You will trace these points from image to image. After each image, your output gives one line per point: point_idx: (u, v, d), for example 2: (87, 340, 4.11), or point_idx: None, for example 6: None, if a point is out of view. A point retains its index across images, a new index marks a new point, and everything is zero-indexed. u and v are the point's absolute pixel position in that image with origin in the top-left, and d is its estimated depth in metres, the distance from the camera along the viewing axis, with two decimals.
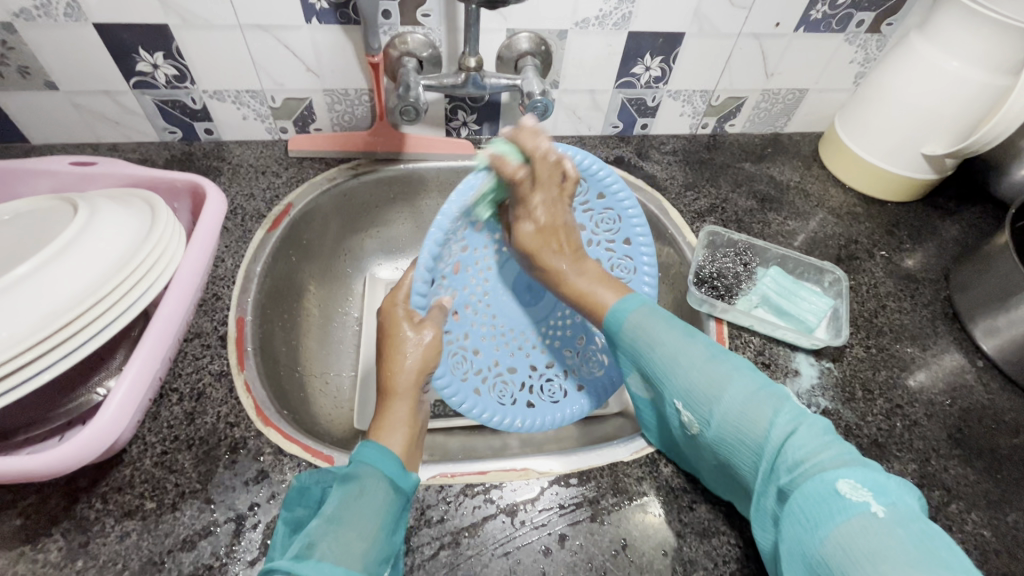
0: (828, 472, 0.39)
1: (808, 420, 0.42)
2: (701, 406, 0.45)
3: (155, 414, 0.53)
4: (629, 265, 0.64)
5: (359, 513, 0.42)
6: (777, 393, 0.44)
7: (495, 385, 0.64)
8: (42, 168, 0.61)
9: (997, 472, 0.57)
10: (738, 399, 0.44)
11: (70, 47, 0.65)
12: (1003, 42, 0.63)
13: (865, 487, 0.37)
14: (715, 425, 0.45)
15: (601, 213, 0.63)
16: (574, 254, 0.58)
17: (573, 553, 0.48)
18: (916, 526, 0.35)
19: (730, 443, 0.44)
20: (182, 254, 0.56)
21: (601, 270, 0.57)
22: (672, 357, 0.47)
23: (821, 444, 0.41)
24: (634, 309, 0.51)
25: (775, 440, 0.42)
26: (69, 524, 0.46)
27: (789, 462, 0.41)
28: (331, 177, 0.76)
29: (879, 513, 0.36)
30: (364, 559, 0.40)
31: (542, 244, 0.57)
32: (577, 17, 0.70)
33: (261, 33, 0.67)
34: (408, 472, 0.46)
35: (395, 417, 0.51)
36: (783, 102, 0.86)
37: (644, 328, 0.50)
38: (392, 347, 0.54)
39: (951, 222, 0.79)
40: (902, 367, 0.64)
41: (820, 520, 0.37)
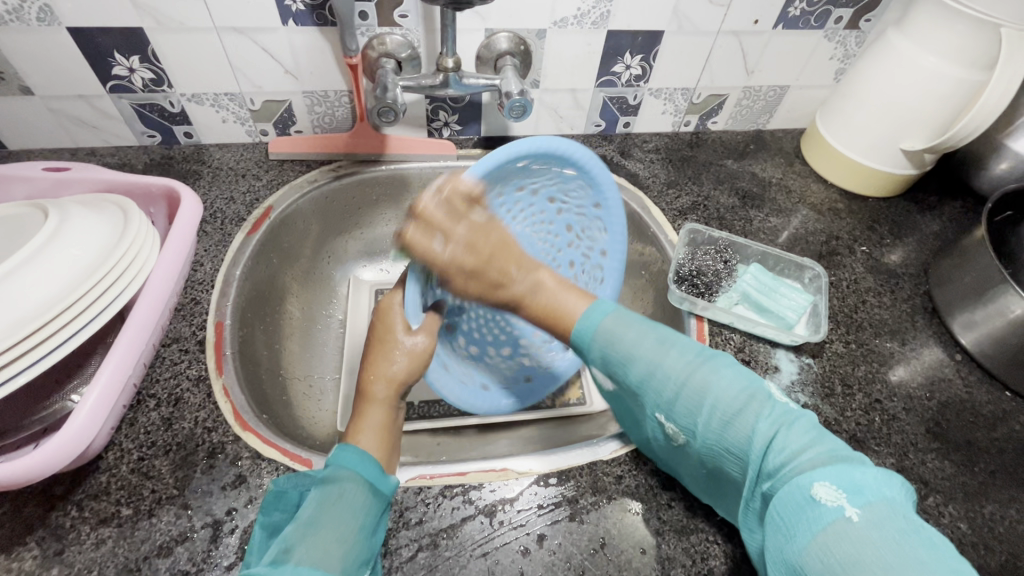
0: (806, 475, 0.38)
1: (789, 421, 0.42)
2: (684, 418, 0.45)
3: (132, 420, 0.53)
4: (599, 271, 0.66)
5: (335, 519, 0.42)
6: (756, 396, 0.43)
7: (461, 368, 0.65)
8: (17, 174, 0.61)
9: (975, 465, 0.58)
10: (719, 405, 0.44)
11: (44, 52, 0.65)
12: (978, 38, 0.63)
13: (841, 489, 0.37)
14: (699, 436, 0.44)
15: (591, 221, 0.64)
16: (523, 267, 0.54)
17: (552, 553, 0.48)
18: (892, 526, 0.35)
19: (714, 450, 0.44)
20: (156, 258, 0.56)
21: (558, 278, 0.54)
22: (649, 369, 0.46)
23: (802, 445, 0.41)
24: (605, 314, 0.49)
25: (758, 446, 0.42)
26: (44, 532, 0.46)
27: (772, 466, 0.41)
28: (312, 180, 0.76)
29: (854, 518, 0.36)
30: (341, 563, 0.40)
31: (482, 265, 0.54)
32: (556, 16, 0.70)
33: (238, 36, 0.66)
34: (387, 475, 0.46)
35: (370, 421, 0.51)
36: (765, 99, 0.86)
37: (617, 336, 0.48)
38: (380, 353, 0.54)
39: (931, 217, 0.80)
40: (881, 361, 0.65)
41: (799, 529, 0.37)
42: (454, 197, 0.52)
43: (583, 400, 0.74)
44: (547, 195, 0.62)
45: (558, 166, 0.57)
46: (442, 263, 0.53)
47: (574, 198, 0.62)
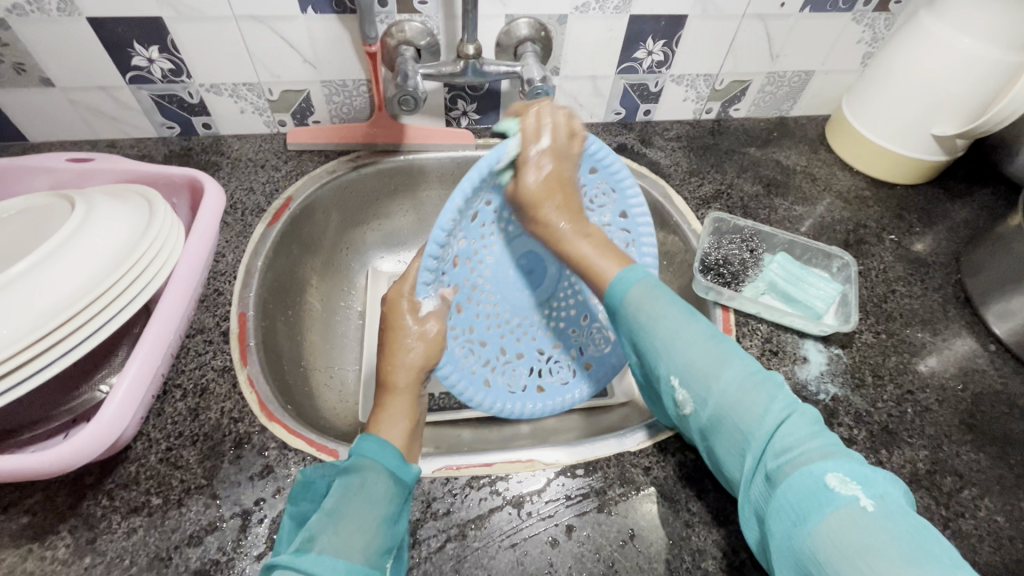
0: (816, 464, 0.38)
1: (800, 409, 0.42)
2: (696, 387, 0.44)
3: (159, 410, 0.53)
4: (608, 189, 0.58)
5: (362, 507, 0.42)
6: (770, 380, 0.43)
7: (507, 373, 0.63)
8: (39, 165, 0.61)
9: (1011, 457, 0.56)
10: (732, 382, 0.43)
11: (64, 43, 0.64)
12: (1014, 19, 0.61)
13: (853, 480, 0.37)
14: (710, 408, 0.43)
15: (595, 188, 0.59)
16: (576, 214, 0.54)
17: (581, 544, 0.48)
18: (904, 520, 0.35)
19: (720, 425, 0.43)
20: (182, 248, 0.56)
21: (606, 237, 0.54)
22: (670, 336, 0.45)
23: (809, 433, 0.41)
24: (637, 280, 0.49)
25: (767, 426, 0.41)
26: (76, 520, 0.46)
27: (779, 447, 0.41)
28: (331, 170, 0.75)
29: (868, 508, 0.36)
30: (368, 553, 0.40)
31: (547, 194, 0.52)
32: (577, 1, 0.69)
33: (257, 25, 0.66)
34: (408, 464, 0.46)
35: (394, 412, 0.52)
36: (790, 84, 0.84)
37: (643, 305, 0.47)
38: (396, 342, 0.54)
39: (962, 204, 0.78)
40: (912, 352, 0.63)
41: (808, 512, 0.37)
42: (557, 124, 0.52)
43: (604, 391, 0.73)
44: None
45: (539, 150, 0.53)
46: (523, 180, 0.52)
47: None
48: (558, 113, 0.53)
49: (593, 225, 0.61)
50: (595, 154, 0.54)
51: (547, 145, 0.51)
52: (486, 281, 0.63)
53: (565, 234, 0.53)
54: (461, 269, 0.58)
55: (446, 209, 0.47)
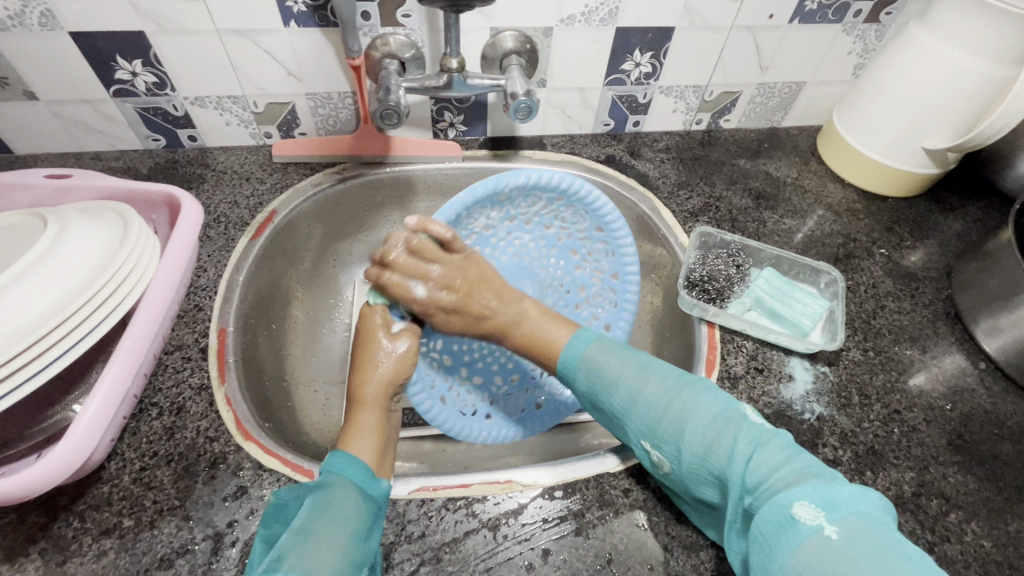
0: (783, 493, 0.39)
1: (766, 440, 0.43)
2: (666, 444, 0.45)
3: (134, 429, 0.52)
4: (606, 249, 0.64)
5: (329, 522, 0.42)
6: (733, 419, 0.44)
7: (461, 394, 0.63)
8: (18, 181, 0.60)
9: (999, 479, 0.55)
10: (698, 430, 0.44)
11: (46, 57, 0.64)
12: (1004, 32, 0.60)
13: (818, 505, 0.38)
14: (683, 460, 0.44)
15: (596, 245, 0.64)
16: (501, 296, 0.55)
17: (557, 569, 0.47)
18: (869, 540, 0.36)
19: (697, 475, 0.44)
20: (156, 267, 0.55)
21: (541, 307, 0.55)
22: (631, 397, 0.47)
23: (778, 462, 0.41)
24: (584, 348, 0.51)
25: (737, 467, 0.42)
26: (47, 542, 0.46)
27: (750, 483, 0.41)
28: (316, 182, 0.75)
29: (832, 534, 0.36)
30: (337, 567, 0.40)
31: (463, 300, 0.54)
32: (562, 13, 0.68)
33: (240, 38, 0.65)
34: (378, 479, 0.46)
35: (362, 427, 0.51)
36: (780, 95, 0.83)
37: (603, 366, 0.50)
38: (368, 355, 0.54)
39: (954, 217, 0.77)
40: (901, 370, 0.63)
41: (779, 544, 0.37)
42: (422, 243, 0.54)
43: None
44: (544, 223, 0.63)
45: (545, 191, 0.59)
46: (418, 305, 0.54)
47: (575, 225, 0.63)
48: (403, 258, 0.55)
49: (586, 275, 0.66)
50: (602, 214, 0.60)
51: (423, 293, 0.54)
52: None
53: (509, 321, 0.55)
54: None
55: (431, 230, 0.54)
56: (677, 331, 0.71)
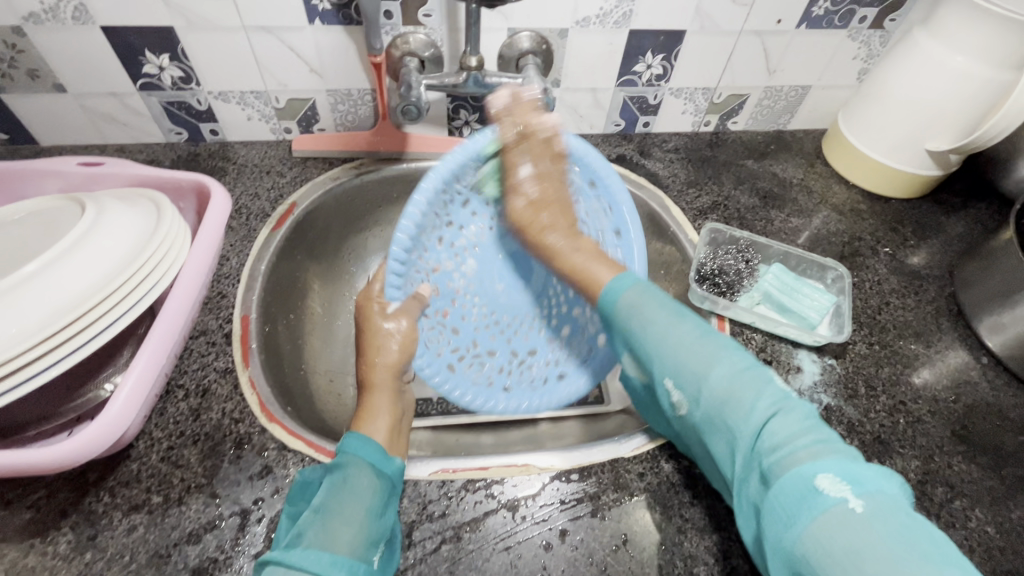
0: (807, 464, 0.38)
1: (789, 406, 0.42)
2: (690, 385, 0.44)
3: (161, 410, 0.54)
4: (603, 204, 0.65)
5: (346, 500, 0.43)
6: (760, 376, 0.44)
7: (474, 364, 0.65)
8: (51, 169, 0.62)
9: (1002, 469, 0.57)
10: (724, 378, 0.43)
11: (78, 49, 0.66)
12: (1005, 38, 0.62)
13: (843, 479, 0.37)
14: (701, 403, 0.44)
15: (591, 204, 0.66)
16: (569, 228, 0.61)
17: (574, 548, 0.49)
18: (895, 521, 0.35)
19: (714, 422, 0.43)
20: (187, 253, 0.57)
21: (594, 248, 0.58)
22: (662, 335, 0.46)
23: (800, 429, 0.41)
24: (628, 287, 0.51)
25: (757, 423, 0.41)
26: (77, 517, 0.47)
27: (769, 446, 0.40)
28: (335, 176, 0.77)
29: (857, 508, 0.36)
30: (353, 544, 0.41)
31: (544, 203, 0.61)
32: (578, 15, 0.70)
33: (265, 35, 0.67)
34: (391, 457, 0.47)
35: (375, 408, 0.53)
36: (786, 99, 0.86)
37: (637, 307, 0.49)
38: (370, 338, 0.57)
39: (956, 218, 0.79)
40: (906, 363, 0.64)
41: (798, 513, 0.37)
42: (532, 138, 0.60)
43: (601, 398, 0.74)
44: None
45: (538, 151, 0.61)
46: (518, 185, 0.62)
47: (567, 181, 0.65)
48: (539, 138, 0.60)
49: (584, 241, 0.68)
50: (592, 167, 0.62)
51: (527, 173, 0.61)
52: (469, 281, 0.69)
53: (560, 248, 0.59)
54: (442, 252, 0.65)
55: (412, 204, 0.56)
56: None
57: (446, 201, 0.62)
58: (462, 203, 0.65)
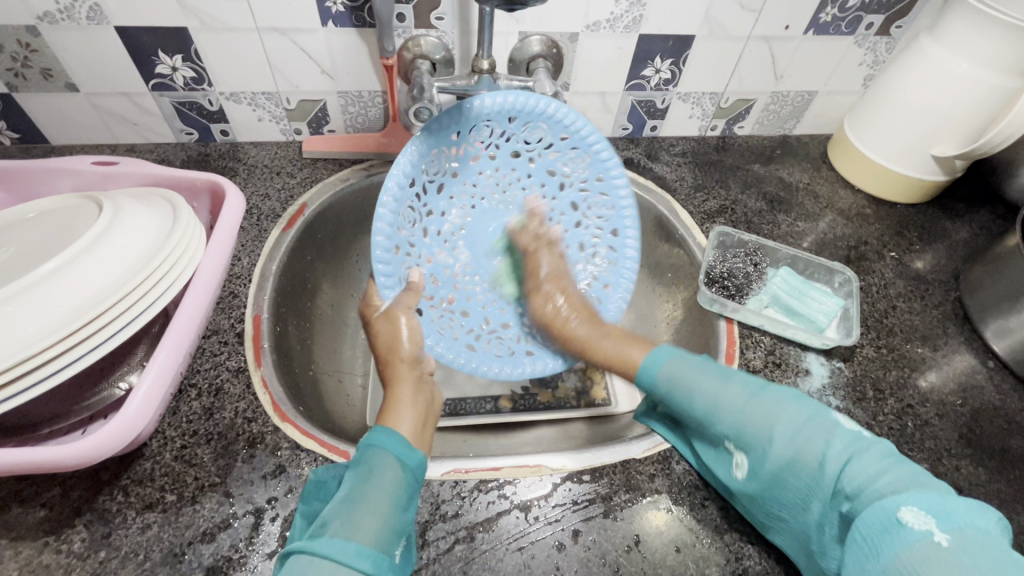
0: (890, 498, 0.38)
1: (863, 446, 0.43)
2: (754, 448, 0.46)
3: (175, 409, 0.54)
4: (579, 153, 0.64)
5: (373, 492, 0.42)
6: (825, 423, 0.45)
7: (493, 341, 0.67)
8: (64, 168, 0.62)
9: (1009, 472, 0.57)
10: (788, 432, 0.45)
11: (91, 49, 0.66)
12: (1011, 45, 0.63)
13: (929, 512, 0.36)
14: (766, 466, 0.45)
15: (568, 153, 0.65)
16: (592, 318, 0.61)
17: (587, 549, 0.49)
18: (984, 554, 0.34)
19: (785, 478, 0.45)
20: (204, 252, 0.57)
21: (620, 329, 0.58)
22: (713, 403, 0.48)
23: (880, 468, 0.41)
24: (663, 361, 0.52)
25: (832, 473, 0.42)
26: (92, 515, 0.47)
27: (850, 489, 0.41)
28: (344, 177, 0.77)
29: (943, 542, 0.35)
30: (377, 538, 0.41)
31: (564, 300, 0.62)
32: (589, 19, 0.71)
33: (279, 37, 0.68)
34: (415, 450, 0.46)
35: (400, 400, 0.51)
36: (793, 104, 0.86)
37: (679, 376, 0.50)
38: (383, 335, 0.57)
39: (961, 224, 0.80)
40: (913, 367, 0.65)
41: (880, 545, 0.37)
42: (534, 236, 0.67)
43: (608, 400, 0.75)
44: (508, 149, 0.65)
45: (492, 119, 0.60)
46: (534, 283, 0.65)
47: (541, 140, 0.64)
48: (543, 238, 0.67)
49: (572, 194, 0.68)
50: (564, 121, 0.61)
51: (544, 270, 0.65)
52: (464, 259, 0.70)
53: (588, 337, 0.59)
54: (431, 241, 0.67)
55: (383, 204, 0.57)
56: (696, 328, 0.73)
57: (417, 193, 0.62)
58: (436, 188, 0.66)
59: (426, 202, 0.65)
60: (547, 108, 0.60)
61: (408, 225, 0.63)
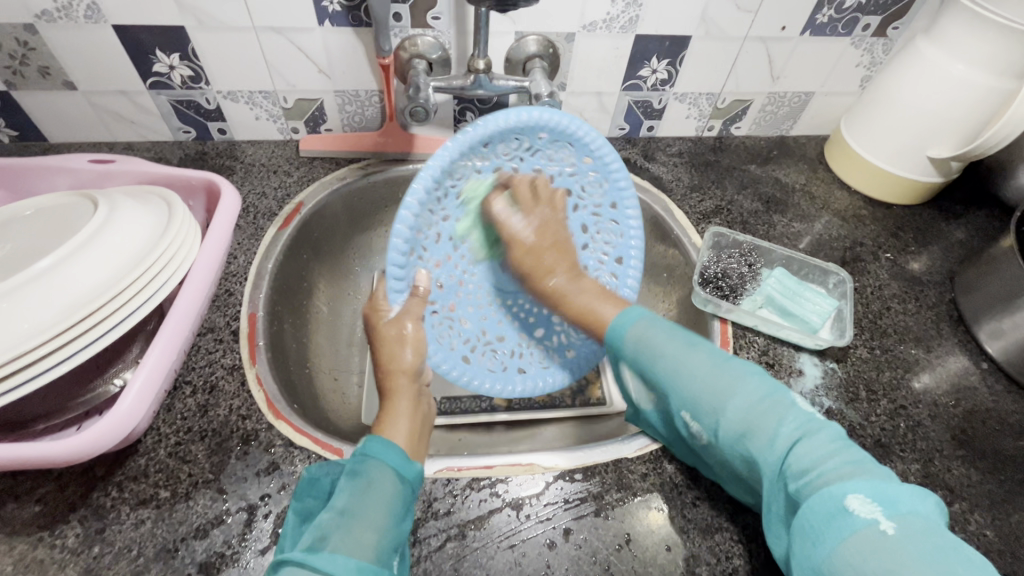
0: (836, 485, 0.38)
1: (814, 429, 0.43)
2: (707, 418, 0.46)
3: (169, 406, 0.54)
4: (600, 179, 0.60)
5: (372, 504, 0.43)
6: (781, 401, 0.44)
7: (487, 354, 0.66)
8: (62, 166, 0.63)
9: (1001, 473, 0.57)
10: (743, 407, 0.45)
11: (89, 48, 0.67)
12: (1005, 47, 0.63)
13: (874, 501, 0.37)
14: (722, 437, 0.45)
15: (588, 176, 0.61)
16: (568, 270, 0.59)
17: (578, 547, 0.49)
18: (928, 542, 0.35)
19: (738, 451, 0.45)
20: (199, 249, 0.58)
21: (598, 285, 0.57)
22: (674, 370, 0.48)
23: (827, 451, 0.41)
24: (632, 322, 0.51)
25: (780, 450, 0.42)
26: (86, 511, 0.48)
27: (796, 469, 0.41)
28: (341, 176, 0.77)
29: (888, 531, 0.36)
30: (374, 551, 0.41)
31: (541, 246, 0.59)
32: (585, 19, 0.71)
33: (276, 36, 0.68)
34: (412, 462, 0.47)
35: (396, 410, 0.52)
36: (789, 105, 0.86)
37: (644, 340, 0.50)
38: (386, 350, 0.56)
39: (957, 225, 0.80)
40: (906, 368, 0.65)
41: (825, 532, 0.37)
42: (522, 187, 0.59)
43: (603, 400, 0.75)
44: (531, 164, 0.60)
45: (523, 134, 0.56)
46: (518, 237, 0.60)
47: (563, 158, 0.60)
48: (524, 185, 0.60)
49: (586, 214, 0.65)
50: (589, 143, 0.57)
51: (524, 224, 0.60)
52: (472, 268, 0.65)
53: (561, 289, 0.58)
54: (444, 245, 0.61)
55: (405, 206, 0.53)
56: (690, 328, 0.73)
57: (438, 196, 0.56)
58: (456, 194, 0.59)
59: (446, 206, 0.58)
60: (577, 129, 0.56)
61: (424, 230, 0.58)
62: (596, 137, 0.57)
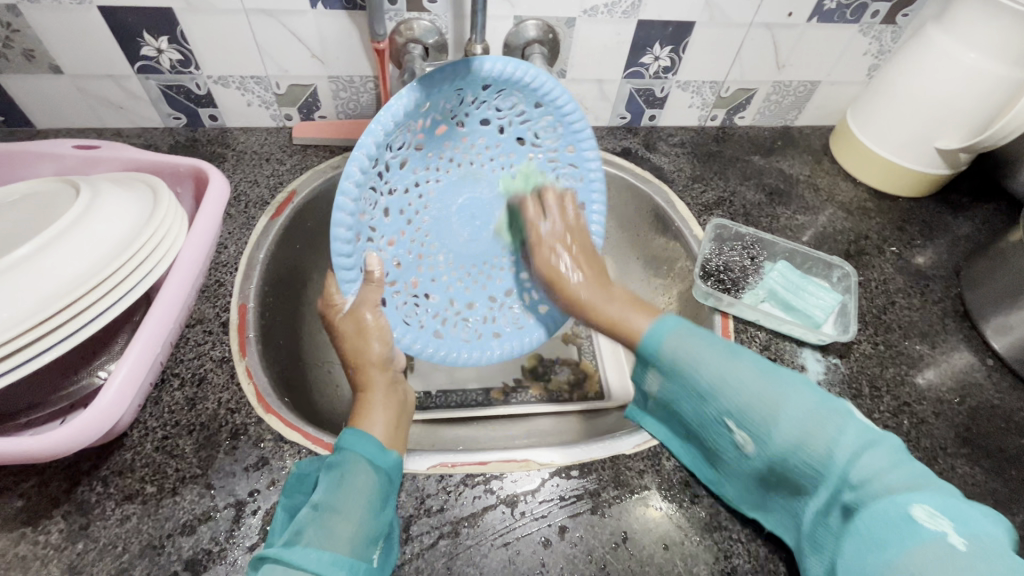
0: (902, 495, 0.38)
1: (874, 441, 0.42)
2: (759, 429, 0.44)
3: (156, 398, 0.53)
4: (552, 123, 0.58)
5: (346, 496, 0.42)
6: (838, 410, 0.43)
7: (459, 325, 0.65)
8: (46, 152, 0.61)
9: (1005, 472, 0.56)
10: (795, 418, 0.43)
11: (74, 30, 0.65)
12: (1019, 35, 0.61)
13: (942, 513, 0.37)
14: (770, 448, 0.44)
15: (541, 122, 0.59)
16: (602, 278, 0.56)
17: (573, 545, 0.48)
18: (998, 559, 0.35)
19: (787, 461, 0.43)
20: (184, 239, 0.56)
21: (628, 293, 0.54)
22: (720, 377, 0.46)
23: (888, 464, 0.41)
24: (669, 331, 0.48)
25: (840, 462, 0.41)
26: (70, 506, 0.47)
27: (856, 479, 0.41)
28: (335, 165, 0.75)
29: (957, 545, 0.36)
30: (351, 544, 0.40)
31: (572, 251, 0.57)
32: (586, 4, 0.69)
33: (267, 19, 0.66)
34: (388, 451, 0.46)
35: (374, 402, 0.52)
36: (795, 94, 0.84)
37: (684, 351, 0.47)
38: (352, 346, 0.55)
39: (963, 218, 0.78)
40: (910, 364, 0.63)
41: (889, 541, 0.38)
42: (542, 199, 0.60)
43: (601, 393, 0.74)
44: (478, 116, 0.58)
45: (464, 86, 0.53)
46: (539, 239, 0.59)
47: (513, 107, 0.57)
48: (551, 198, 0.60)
49: (541, 163, 0.62)
50: (540, 88, 0.54)
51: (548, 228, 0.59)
52: (427, 237, 0.63)
53: (589, 301, 0.55)
54: (393, 221, 0.59)
55: (344, 190, 0.50)
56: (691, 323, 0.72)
57: (379, 170, 0.53)
58: (399, 163, 0.56)
59: (389, 180, 0.56)
60: (524, 74, 0.53)
61: (370, 207, 0.55)
62: (544, 77, 0.54)
